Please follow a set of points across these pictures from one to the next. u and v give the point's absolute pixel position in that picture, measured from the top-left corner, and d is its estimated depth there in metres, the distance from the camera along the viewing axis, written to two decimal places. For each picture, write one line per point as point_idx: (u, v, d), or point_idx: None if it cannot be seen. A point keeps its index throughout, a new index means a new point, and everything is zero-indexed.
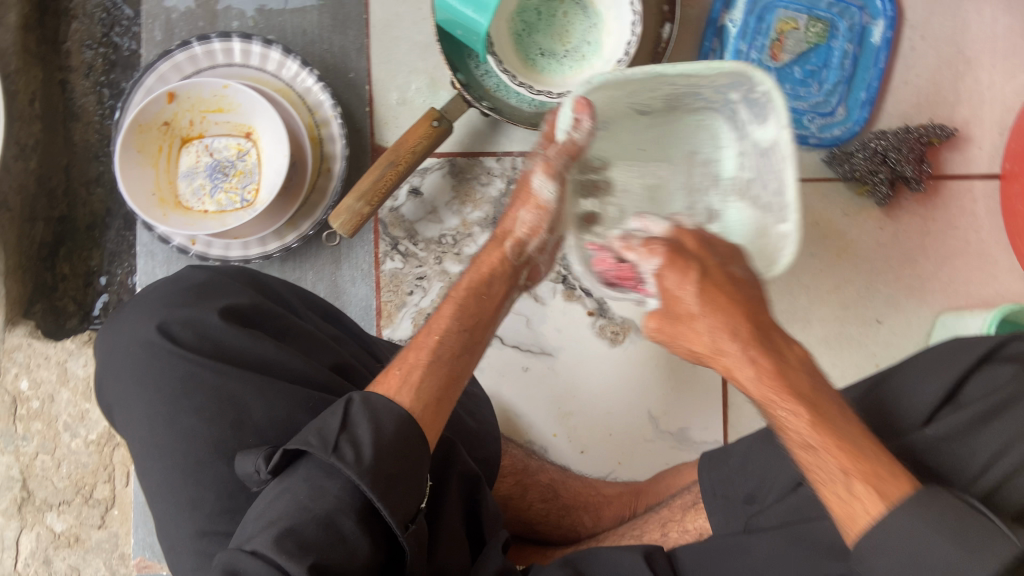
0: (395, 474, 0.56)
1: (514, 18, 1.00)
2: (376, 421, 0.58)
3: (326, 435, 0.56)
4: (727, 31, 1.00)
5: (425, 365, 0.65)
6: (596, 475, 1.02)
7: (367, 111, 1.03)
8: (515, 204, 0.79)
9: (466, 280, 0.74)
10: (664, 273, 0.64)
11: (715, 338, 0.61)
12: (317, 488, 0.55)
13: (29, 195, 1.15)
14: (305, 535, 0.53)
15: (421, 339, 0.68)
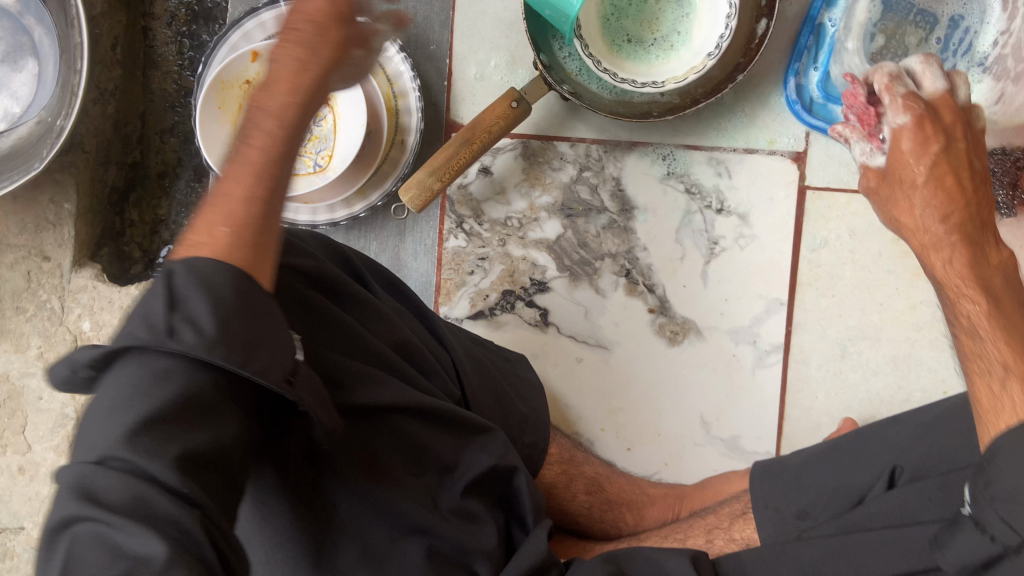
0: (247, 336, 0.44)
1: (604, 1, 0.97)
2: (207, 288, 0.44)
3: (151, 319, 0.42)
4: (825, 29, 0.97)
5: (240, 204, 0.49)
6: (642, 474, 1.00)
7: (444, 86, 1.02)
8: (300, 25, 0.54)
9: (288, 102, 0.52)
10: (906, 146, 0.64)
11: (914, 211, 0.64)
12: (161, 374, 0.41)
13: (105, 139, 1.17)
14: (163, 425, 0.40)
15: (236, 191, 0.50)
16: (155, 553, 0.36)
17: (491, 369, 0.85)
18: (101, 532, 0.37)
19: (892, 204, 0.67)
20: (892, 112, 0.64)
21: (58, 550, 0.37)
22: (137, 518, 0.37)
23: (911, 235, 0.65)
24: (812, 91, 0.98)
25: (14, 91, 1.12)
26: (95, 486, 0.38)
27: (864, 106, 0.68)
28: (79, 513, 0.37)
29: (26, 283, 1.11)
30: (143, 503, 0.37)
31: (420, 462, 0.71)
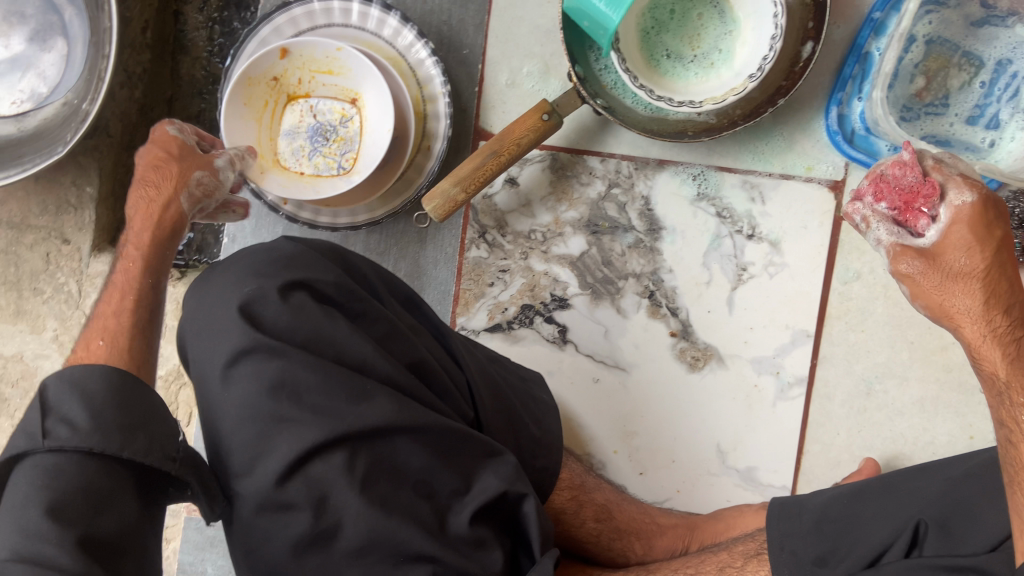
0: (122, 425, 0.58)
1: (644, 14, 0.95)
2: (80, 392, 0.59)
3: (32, 432, 0.57)
4: (871, 58, 0.92)
5: (113, 319, 0.72)
6: (652, 500, 0.98)
7: (475, 92, 1.00)
8: (153, 175, 0.78)
9: (143, 229, 0.77)
10: (966, 230, 0.67)
11: (968, 301, 0.67)
12: (50, 469, 0.54)
13: (131, 124, 1.16)
14: (56, 510, 0.52)
15: (114, 301, 0.74)
16: None
17: (506, 388, 0.83)
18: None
19: (939, 295, 0.69)
20: (953, 191, 0.68)
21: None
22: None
23: (958, 329, 0.69)
24: (855, 122, 0.94)
25: (43, 71, 1.10)
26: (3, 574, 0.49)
27: (918, 180, 0.70)
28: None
29: (44, 265, 1.12)
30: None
31: (428, 485, 0.70)
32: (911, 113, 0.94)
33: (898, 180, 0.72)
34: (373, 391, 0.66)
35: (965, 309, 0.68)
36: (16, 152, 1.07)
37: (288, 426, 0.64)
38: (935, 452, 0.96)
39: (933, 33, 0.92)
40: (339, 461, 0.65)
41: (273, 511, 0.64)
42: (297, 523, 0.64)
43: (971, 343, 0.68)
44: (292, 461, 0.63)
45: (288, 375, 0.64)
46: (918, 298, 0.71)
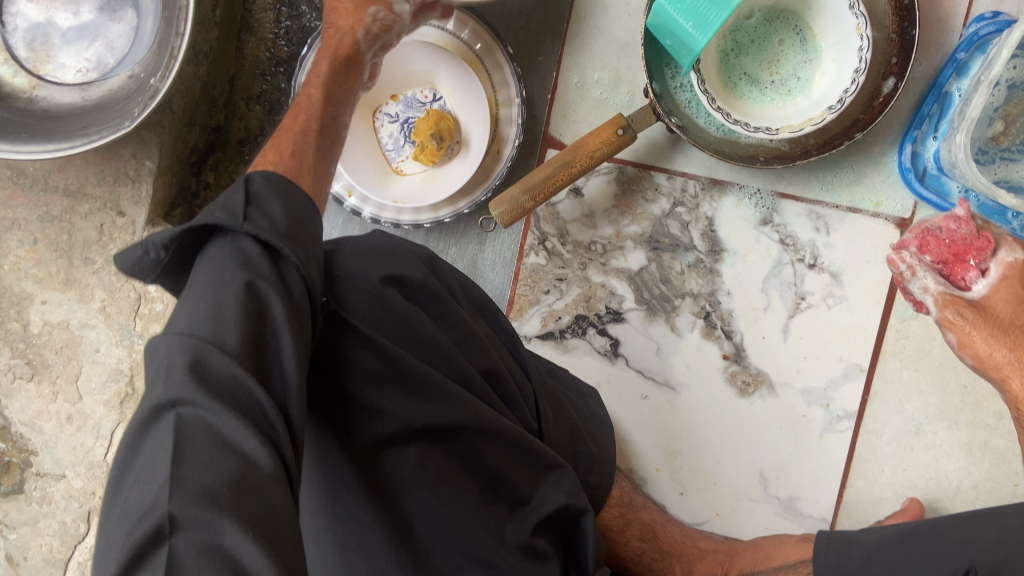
0: (311, 244, 0.51)
1: (726, 35, 0.94)
2: (283, 198, 0.51)
3: (231, 208, 0.49)
4: (950, 98, 0.92)
5: (299, 139, 0.62)
6: (691, 521, 0.99)
7: (547, 100, 0.99)
8: (345, 2, 0.74)
9: (324, 58, 0.71)
10: (1015, 285, 0.73)
11: (1017, 353, 0.72)
12: (251, 259, 0.47)
13: (194, 101, 1.15)
14: (257, 319, 0.46)
15: (296, 120, 0.64)
16: (263, 459, 0.41)
17: (563, 403, 0.84)
18: (206, 421, 0.41)
19: (986, 344, 0.73)
20: (1006, 250, 0.75)
21: (161, 426, 0.41)
22: (225, 403, 0.42)
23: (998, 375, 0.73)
24: (928, 161, 0.94)
25: (110, 41, 1.09)
26: (202, 365, 0.42)
27: (972, 234, 0.75)
28: (186, 395, 0.41)
29: (98, 235, 1.10)
30: (235, 396, 0.42)
31: (493, 490, 0.71)
32: (986, 157, 0.94)
33: (950, 233, 0.77)
34: (453, 390, 0.67)
35: (1012, 359, 0.72)
36: (81, 122, 1.06)
37: (371, 417, 0.63)
38: (977, 497, 0.95)
39: (1018, 77, 0.91)
40: (414, 456, 0.66)
41: (351, 509, 0.64)
42: (374, 519, 0.63)
43: (1016, 395, 0.72)
44: (372, 451, 0.64)
45: (381, 367, 0.64)
46: (965, 350, 0.75)
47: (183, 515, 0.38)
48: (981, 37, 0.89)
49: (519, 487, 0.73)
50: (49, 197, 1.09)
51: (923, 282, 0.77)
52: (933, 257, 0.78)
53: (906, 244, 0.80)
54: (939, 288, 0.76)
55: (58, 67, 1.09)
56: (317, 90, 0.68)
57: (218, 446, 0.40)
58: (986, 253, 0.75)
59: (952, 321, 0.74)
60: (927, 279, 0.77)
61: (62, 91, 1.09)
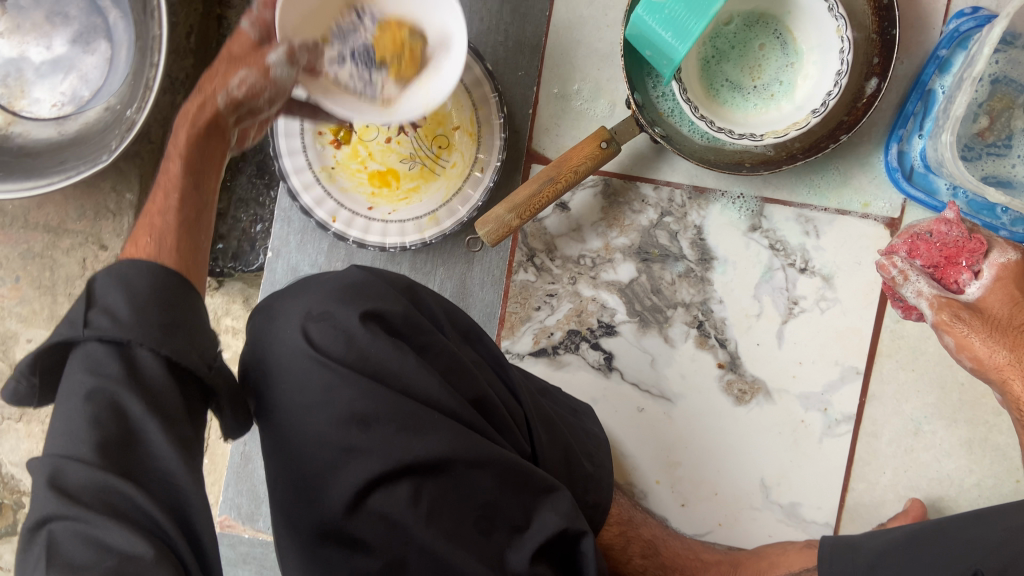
0: (165, 321, 0.56)
1: (706, 42, 0.93)
2: (127, 285, 0.56)
3: (72, 319, 0.55)
4: (934, 95, 0.92)
5: (160, 220, 0.65)
6: (693, 532, 0.98)
7: (529, 114, 0.98)
8: (221, 59, 0.69)
9: (180, 128, 0.68)
10: (1008, 285, 0.75)
11: (1016, 354, 0.73)
12: (97, 362, 0.54)
13: (172, 129, 1.13)
14: (114, 421, 0.52)
15: (159, 204, 0.66)
16: (138, 548, 0.48)
17: (558, 424, 0.83)
18: (79, 529, 0.48)
19: (986, 346, 0.74)
20: (997, 251, 0.76)
21: (40, 542, 0.49)
22: (91, 504, 0.49)
23: (990, 376, 0.76)
24: (914, 160, 0.93)
25: (85, 74, 1.08)
26: (64, 476, 0.50)
27: (963, 236, 0.76)
28: (54, 510, 0.49)
29: (81, 271, 1.08)
30: (105, 499, 0.50)
31: (488, 520, 0.70)
32: (973, 153, 0.94)
33: (941, 236, 0.77)
34: (435, 423, 0.67)
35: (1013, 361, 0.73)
36: (58, 157, 1.04)
37: (354, 456, 0.65)
38: (980, 495, 0.95)
39: (999, 72, 0.92)
40: (405, 491, 0.66)
41: (341, 546, 0.65)
42: (369, 561, 0.65)
43: (1018, 397, 0.73)
44: (361, 488, 0.65)
45: (360, 406, 0.66)
46: (964, 352, 0.76)
47: None
48: (962, 33, 0.89)
49: (515, 516, 0.72)
50: (30, 234, 1.07)
51: (918, 288, 0.77)
52: (923, 261, 0.78)
53: (894, 248, 0.80)
54: (933, 294, 0.76)
55: (34, 102, 1.07)
56: (175, 168, 0.68)
57: (90, 543, 0.48)
58: (977, 256, 0.76)
59: (951, 324, 0.75)
60: (920, 284, 0.77)
61: (38, 126, 1.07)
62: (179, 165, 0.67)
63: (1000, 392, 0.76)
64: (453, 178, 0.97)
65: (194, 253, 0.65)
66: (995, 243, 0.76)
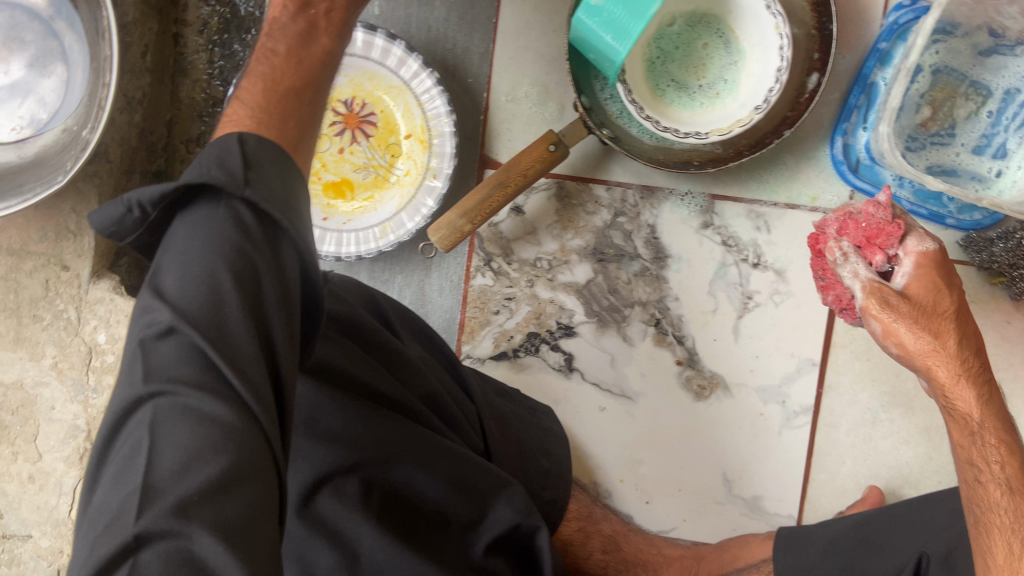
0: (305, 215, 0.47)
1: (651, 43, 0.94)
2: (279, 163, 0.47)
3: (223, 163, 0.44)
4: (877, 88, 0.93)
5: (283, 102, 0.54)
6: (658, 529, 0.98)
7: (481, 120, 0.99)
8: None
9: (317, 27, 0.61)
10: (932, 273, 0.70)
11: (943, 343, 0.67)
12: (238, 223, 0.44)
13: (131, 148, 1.13)
14: (239, 289, 0.42)
15: (273, 85, 0.55)
16: (242, 429, 0.40)
17: (512, 423, 0.84)
18: (182, 404, 0.39)
19: (913, 335, 0.67)
20: (917, 238, 0.71)
21: (141, 418, 0.40)
22: (206, 380, 0.40)
23: (918, 368, 0.69)
24: (860, 152, 0.95)
25: (42, 97, 1.08)
26: (172, 346, 0.41)
27: (887, 218, 0.72)
28: (163, 384, 0.39)
29: (43, 292, 0.96)
30: (209, 371, 0.40)
31: (442, 516, 0.71)
32: (916, 143, 0.95)
33: (868, 218, 0.73)
34: (385, 420, 0.68)
35: (937, 347, 0.67)
36: (15, 179, 1.04)
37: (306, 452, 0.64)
38: (939, 481, 0.96)
39: (940, 62, 0.93)
40: (353, 489, 0.66)
41: (296, 540, 0.64)
42: (322, 557, 0.64)
43: (941, 384, 0.68)
44: (310, 487, 0.64)
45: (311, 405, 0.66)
46: (890, 341, 0.69)
47: (151, 532, 0.36)
48: (901, 25, 0.90)
49: (467, 509, 0.73)
50: None
51: (849, 265, 0.71)
52: (851, 242, 0.73)
53: (826, 226, 0.75)
54: (862, 273, 0.70)
55: None
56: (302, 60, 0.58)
57: (198, 427, 0.39)
58: (903, 238, 0.72)
59: (878, 308, 0.68)
60: (851, 263, 0.71)
61: None
62: (292, 67, 0.57)
63: (926, 381, 0.70)
64: (405, 186, 0.98)
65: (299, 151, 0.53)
66: (916, 228, 0.73)
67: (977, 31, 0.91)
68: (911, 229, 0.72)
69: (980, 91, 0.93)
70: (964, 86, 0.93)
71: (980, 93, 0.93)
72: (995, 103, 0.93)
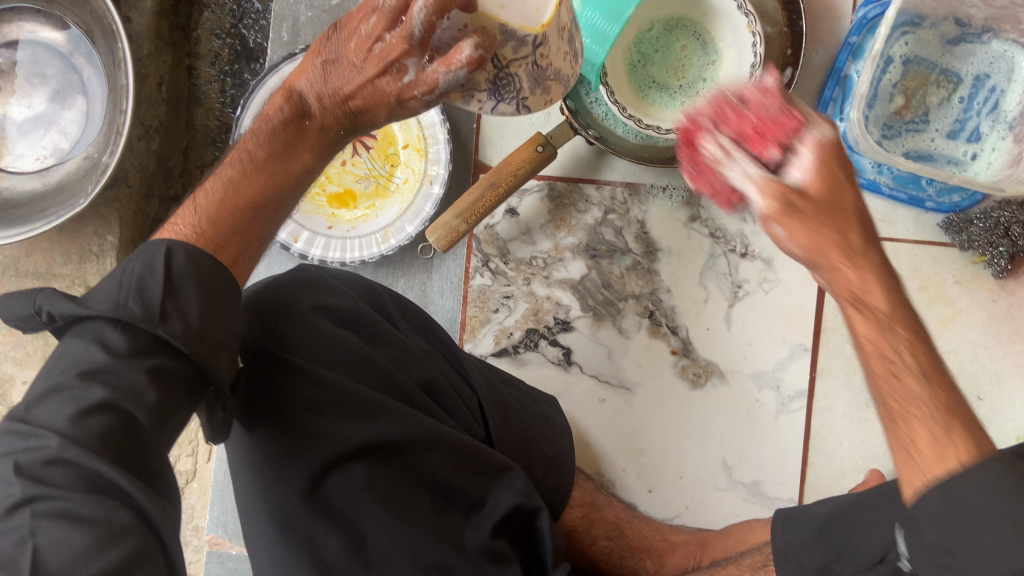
0: (220, 339, 0.55)
1: (631, 48, 0.99)
2: (203, 285, 0.55)
3: (145, 298, 0.52)
4: (850, 80, 0.96)
5: (246, 208, 0.62)
6: (662, 517, 1.00)
7: (474, 128, 1.05)
8: (362, 20, 0.61)
9: (312, 138, 0.66)
10: (832, 162, 0.58)
11: (847, 240, 0.56)
12: (136, 350, 0.51)
13: (149, 174, 1.21)
14: (119, 413, 0.49)
15: (244, 181, 0.63)
16: (125, 521, 0.46)
17: (514, 409, 0.87)
18: (62, 506, 0.45)
19: (813, 239, 0.56)
20: (813, 122, 0.59)
21: (17, 522, 0.44)
22: (84, 484, 0.46)
23: (818, 272, 0.58)
24: (838, 142, 0.98)
25: (64, 128, 1.16)
26: (53, 461, 0.46)
27: (780, 109, 0.60)
28: (42, 490, 0.45)
29: None
30: (89, 481, 0.47)
31: (445, 500, 0.74)
32: (892, 131, 0.98)
33: (757, 108, 0.61)
34: (385, 407, 0.71)
35: (849, 246, 0.57)
36: (41, 205, 1.10)
37: (312, 442, 0.67)
38: None
39: (910, 52, 0.97)
40: (360, 475, 0.69)
41: (305, 525, 0.66)
42: (331, 540, 0.66)
43: (841, 280, 0.57)
44: (318, 472, 0.67)
45: (316, 395, 0.69)
46: (795, 245, 0.57)
47: None
48: (870, 19, 0.94)
49: (469, 490, 0.75)
50: (19, 281, 1.12)
51: (739, 167, 0.59)
52: (726, 138, 0.61)
53: (698, 117, 0.64)
54: (749, 168, 0.58)
55: (17, 158, 1.14)
56: (280, 167, 0.65)
57: (82, 526, 0.44)
58: (803, 121, 0.59)
59: (779, 214, 0.56)
60: (737, 162, 0.59)
61: (22, 180, 1.13)
62: (260, 178, 0.63)
63: (824, 281, 0.59)
64: (405, 193, 1.03)
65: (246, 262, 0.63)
66: (816, 118, 0.60)
67: (942, 21, 0.95)
68: (811, 116, 0.60)
69: (952, 78, 0.97)
70: (937, 74, 0.97)
71: (952, 79, 0.97)
72: (967, 88, 0.96)
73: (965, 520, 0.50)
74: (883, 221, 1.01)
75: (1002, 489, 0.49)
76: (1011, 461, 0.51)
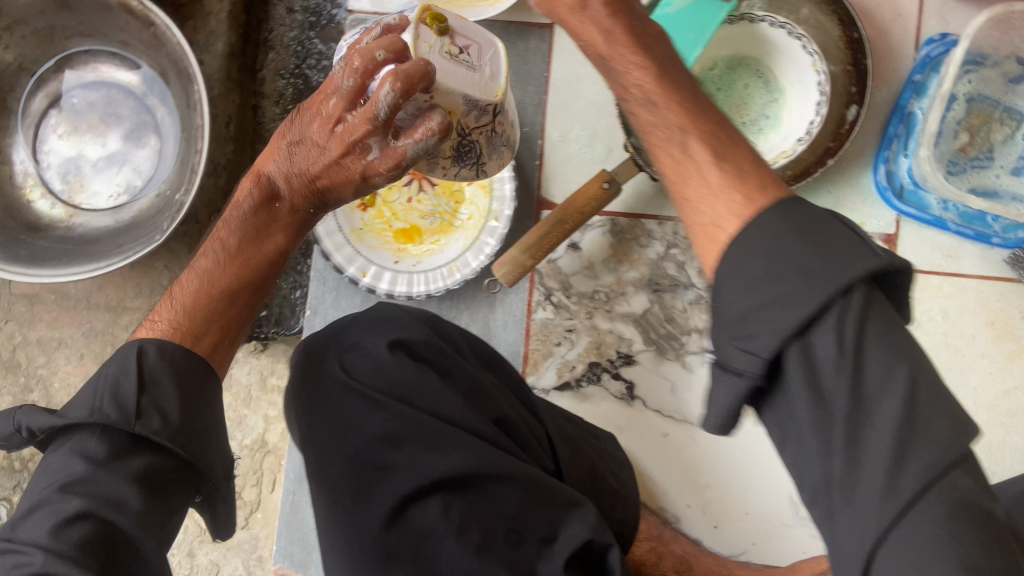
0: (202, 432, 0.68)
1: None
2: (176, 378, 0.69)
3: (121, 405, 0.65)
4: (914, 117, 0.97)
5: (230, 298, 0.78)
6: (728, 553, 1.00)
7: (537, 165, 1.06)
8: (331, 103, 0.69)
9: (278, 230, 0.80)
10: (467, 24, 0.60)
11: None
12: (113, 456, 0.63)
13: None
14: (101, 519, 0.61)
15: (221, 271, 0.78)
16: None
17: (586, 448, 0.88)
18: None
19: None
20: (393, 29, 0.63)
21: None
22: None
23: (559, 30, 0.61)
24: (903, 178, 0.99)
25: (137, 166, 1.20)
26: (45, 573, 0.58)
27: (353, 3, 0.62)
28: None
29: None
30: None
31: (517, 533, 0.69)
32: (957, 167, 0.98)
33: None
34: (456, 441, 0.70)
35: (720, 177, 0.58)
36: (116, 241, 1.12)
37: (387, 475, 0.69)
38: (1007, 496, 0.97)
39: (973, 91, 0.97)
40: (435, 509, 0.68)
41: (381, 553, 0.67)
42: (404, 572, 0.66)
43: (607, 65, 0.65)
44: (396, 502, 0.68)
45: (394, 428, 0.71)
46: None
47: None
48: (934, 58, 0.96)
49: (539, 529, 0.70)
50: (92, 314, 1.18)
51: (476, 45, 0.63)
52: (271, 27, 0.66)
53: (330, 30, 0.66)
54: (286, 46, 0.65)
55: (91, 195, 1.18)
56: (250, 258, 0.79)
57: None
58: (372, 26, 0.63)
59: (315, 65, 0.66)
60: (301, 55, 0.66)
61: (97, 217, 1.18)
62: (239, 269, 0.78)
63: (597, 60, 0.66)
64: (470, 229, 1.05)
65: (231, 343, 0.78)
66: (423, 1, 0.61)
67: (1006, 60, 0.96)
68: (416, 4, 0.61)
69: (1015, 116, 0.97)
70: (1000, 111, 0.98)
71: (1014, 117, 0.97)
72: None
73: (761, 293, 0.52)
74: (949, 256, 1.01)
75: (782, 227, 0.53)
76: (792, 200, 0.55)
